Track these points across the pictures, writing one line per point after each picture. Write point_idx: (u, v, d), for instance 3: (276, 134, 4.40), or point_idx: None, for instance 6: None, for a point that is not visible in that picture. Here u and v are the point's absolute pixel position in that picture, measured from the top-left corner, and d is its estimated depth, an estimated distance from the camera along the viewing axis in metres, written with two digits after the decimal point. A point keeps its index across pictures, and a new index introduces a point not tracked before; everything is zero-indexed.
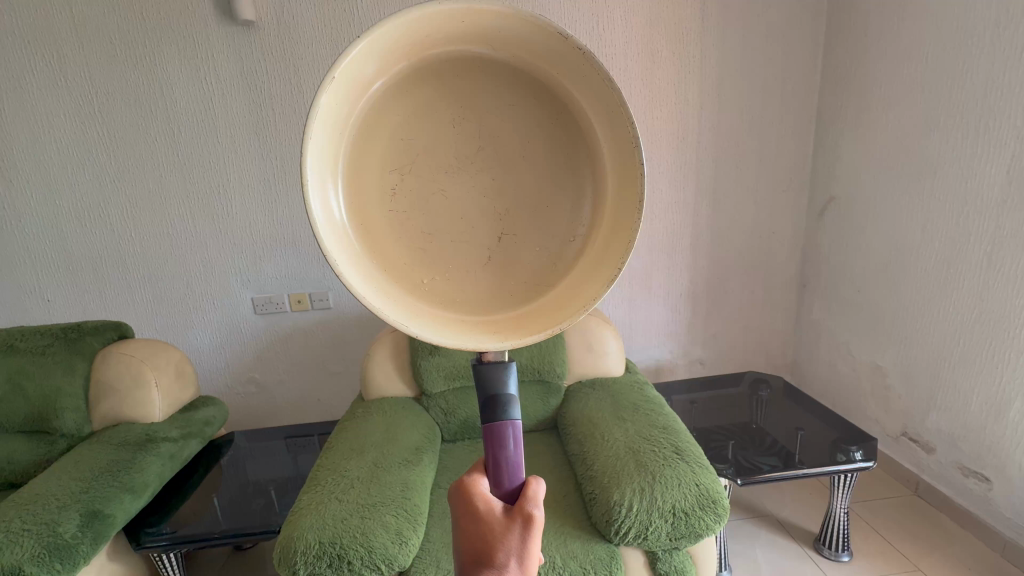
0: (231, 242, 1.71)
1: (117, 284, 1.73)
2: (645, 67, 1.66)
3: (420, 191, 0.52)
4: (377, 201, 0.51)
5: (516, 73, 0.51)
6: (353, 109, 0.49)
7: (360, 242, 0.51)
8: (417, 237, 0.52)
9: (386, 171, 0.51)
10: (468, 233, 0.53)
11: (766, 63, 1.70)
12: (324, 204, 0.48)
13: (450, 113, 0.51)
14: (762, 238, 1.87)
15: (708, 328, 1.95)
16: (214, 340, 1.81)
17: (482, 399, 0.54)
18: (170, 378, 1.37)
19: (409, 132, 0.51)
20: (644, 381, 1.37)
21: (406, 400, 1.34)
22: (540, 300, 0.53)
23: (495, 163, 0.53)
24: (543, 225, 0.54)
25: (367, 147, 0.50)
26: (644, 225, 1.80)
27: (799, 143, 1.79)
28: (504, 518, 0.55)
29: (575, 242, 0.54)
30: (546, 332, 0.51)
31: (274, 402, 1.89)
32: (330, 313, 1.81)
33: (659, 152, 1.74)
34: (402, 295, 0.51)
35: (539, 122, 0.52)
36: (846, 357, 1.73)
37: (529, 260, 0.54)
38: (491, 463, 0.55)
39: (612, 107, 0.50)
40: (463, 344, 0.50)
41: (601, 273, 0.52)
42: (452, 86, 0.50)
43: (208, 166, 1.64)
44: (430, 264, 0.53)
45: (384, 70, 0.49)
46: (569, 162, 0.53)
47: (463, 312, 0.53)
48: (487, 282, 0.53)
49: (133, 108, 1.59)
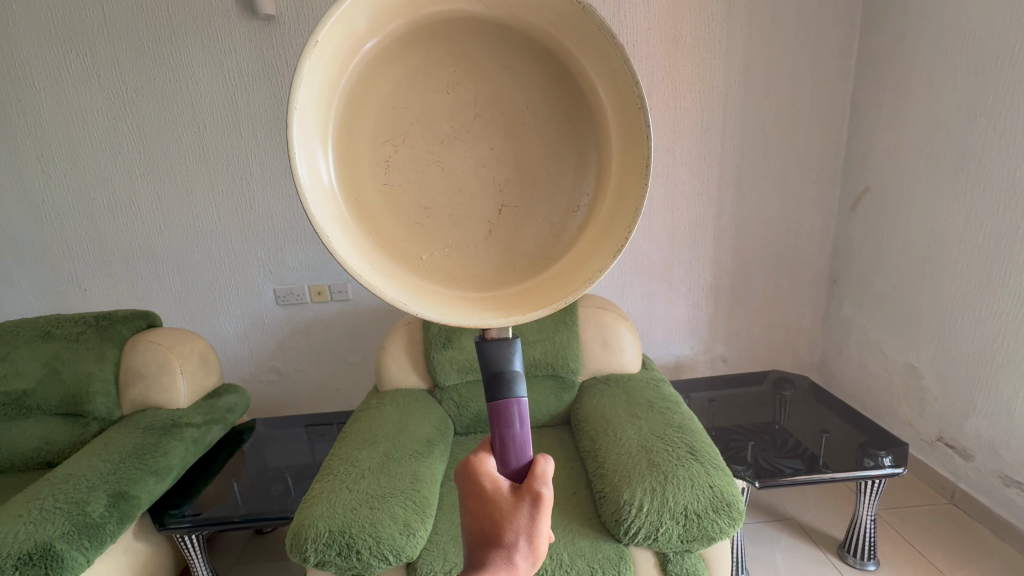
0: (254, 234, 1.75)
1: (147, 275, 1.80)
2: (668, 54, 1.60)
3: (416, 162, 0.51)
4: (371, 174, 0.50)
5: (513, 35, 0.49)
6: (342, 76, 0.48)
7: (355, 217, 0.50)
8: (414, 210, 0.51)
9: (379, 142, 0.50)
10: (467, 206, 0.52)
11: (796, 48, 1.62)
12: (315, 179, 0.47)
13: (445, 78, 0.50)
14: (790, 231, 1.80)
15: (731, 324, 1.89)
16: (238, 330, 1.86)
17: (487, 376, 0.53)
18: (194, 366, 1.42)
19: (402, 101, 0.50)
20: (660, 378, 1.34)
21: (419, 392, 1.34)
22: (544, 273, 0.53)
23: (493, 130, 0.51)
24: (546, 195, 0.52)
25: (359, 117, 0.49)
26: (665, 217, 1.75)
27: (831, 131, 1.70)
28: (511, 497, 0.54)
29: (579, 212, 0.53)
30: (551, 306, 0.50)
31: (295, 391, 1.94)
32: (348, 304, 1.83)
33: (681, 142, 1.68)
34: (400, 272, 0.51)
35: (540, 86, 0.51)
36: (878, 357, 1.65)
37: (530, 233, 0.53)
38: (497, 441, 0.54)
39: (615, 70, 0.49)
40: (465, 321, 0.50)
41: (607, 243, 0.51)
42: (446, 48, 0.49)
43: (231, 159, 1.68)
44: (428, 238, 0.52)
45: (374, 32, 0.48)
46: (572, 129, 0.51)
47: (463, 289, 0.52)
48: (488, 257, 0.53)
49: (159, 103, 1.63)
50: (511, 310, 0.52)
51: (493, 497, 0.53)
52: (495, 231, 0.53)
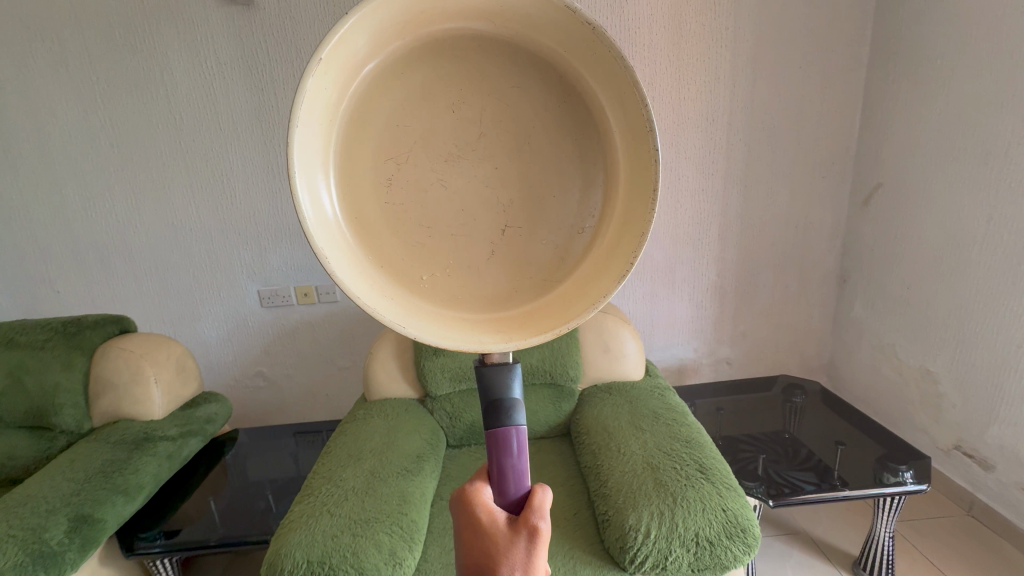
0: (236, 233, 1.67)
1: (123, 276, 1.71)
2: (672, 42, 1.52)
3: (418, 180, 0.50)
4: (371, 194, 0.49)
5: (520, 51, 0.48)
6: (343, 94, 0.47)
7: (355, 238, 0.49)
8: (415, 230, 0.50)
9: (380, 160, 0.49)
10: (470, 227, 0.51)
11: (807, 35, 1.54)
12: (314, 197, 0.46)
13: (449, 95, 0.49)
14: (798, 227, 1.72)
15: (736, 325, 1.82)
16: (221, 333, 1.77)
17: (487, 403, 0.52)
18: (170, 374, 1.34)
19: (404, 118, 0.48)
20: (665, 386, 1.26)
21: (409, 402, 1.26)
22: (548, 298, 0.52)
23: (498, 148, 0.50)
24: (552, 218, 0.51)
25: (361, 134, 0.48)
26: (669, 214, 1.67)
27: (842, 122, 1.62)
28: (508, 531, 0.55)
29: (585, 234, 0.52)
30: (552, 332, 0.49)
31: (283, 397, 1.85)
32: (337, 306, 1.75)
33: (685, 136, 1.60)
34: (400, 296, 0.50)
35: (548, 102, 0.50)
36: (890, 360, 1.58)
37: (535, 255, 0.52)
38: (496, 473, 0.54)
39: (623, 91, 0.48)
40: (464, 346, 0.49)
41: (616, 260, 0.50)
42: (451, 63, 0.48)
43: (211, 154, 1.59)
44: (430, 260, 0.51)
45: (376, 49, 0.47)
46: (579, 147, 0.51)
47: (464, 313, 0.51)
48: (491, 279, 0.52)
49: (133, 94, 1.54)
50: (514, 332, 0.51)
51: (490, 531, 0.55)
52: (499, 252, 0.52)
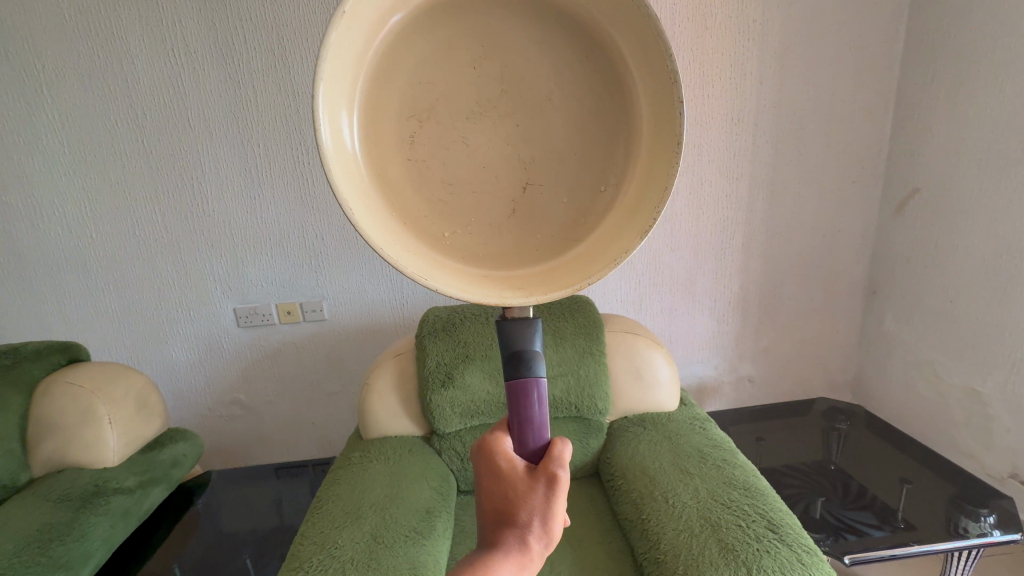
0: (209, 244, 1.47)
1: (75, 295, 1.48)
2: (695, 35, 1.38)
3: (442, 137, 0.61)
4: (397, 149, 0.60)
5: (534, 13, 0.59)
6: (368, 47, 0.57)
7: (375, 190, 0.59)
8: (438, 186, 0.61)
9: (405, 117, 0.60)
10: (492, 183, 0.62)
11: (838, 31, 1.43)
12: (338, 143, 0.56)
13: (469, 57, 0.59)
14: (826, 236, 1.60)
15: (760, 340, 1.69)
16: (191, 358, 1.57)
17: (510, 352, 0.59)
18: (128, 412, 1.14)
19: (426, 77, 0.59)
20: (703, 417, 1.12)
21: (413, 441, 1.09)
22: (569, 255, 0.63)
23: (514, 107, 0.61)
24: (567, 178, 0.62)
25: (387, 91, 0.59)
26: (690, 222, 1.54)
27: (873, 124, 1.51)
28: (527, 478, 0.60)
29: (605, 194, 0.63)
30: (572, 286, 0.59)
31: (263, 427, 1.65)
32: (324, 325, 1.57)
33: (709, 137, 1.47)
34: (425, 247, 0.61)
35: (562, 62, 0.60)
36: (929, 379, 1.47)
37: (553, 211, 0.63)
38: (516, 422, 0.60)
39: (648, 47, 0.58)
40: (487, 299, 0.58)
41: (638, 222, 0.60)
42: (471, 25, 0.59)
43: (179, 155, 1.40)
44: (452, 214, 0.62)
45: (400, 7, 0.56)
46: (591, 107, 0.61)
47: (484, 268, 0.62)
48: (508, 229, 0.63)
49: (86, 85, 1.33)
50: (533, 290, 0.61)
51: (510, 477, 0.60)
52: (517, 207, 0.63)
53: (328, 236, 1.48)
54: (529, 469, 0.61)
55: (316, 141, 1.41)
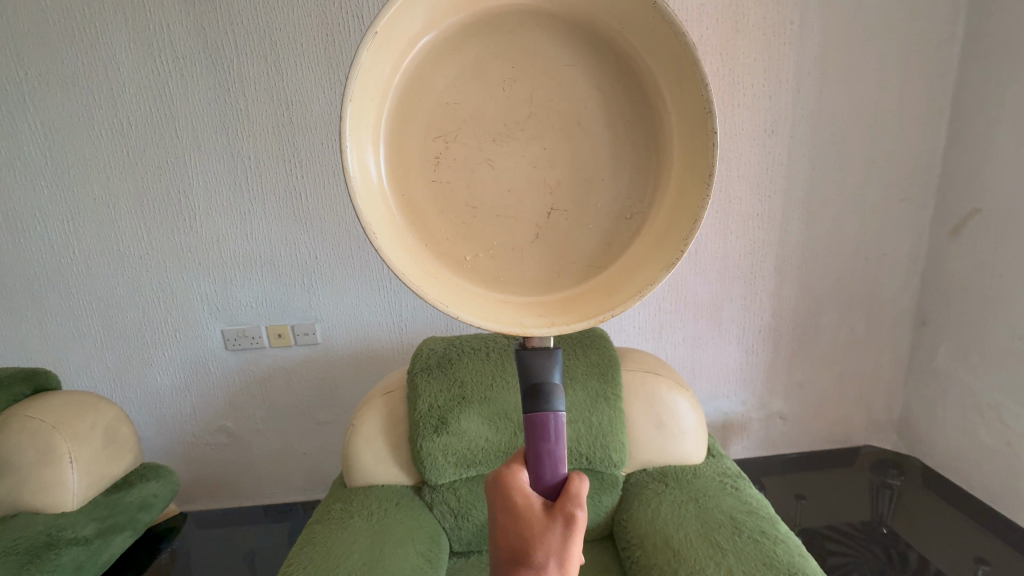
0: (196, 261, 1.38)
1: (56, 313, 1.40)
2: (726, 38, 1.25)
3: (467, 159, 0.56)
4: (421, 169, 0.56)
5: (571, 30, 0.54)
6: (397, 65, 0.53)
7: (402, 213, 0.56)
8: (461, 210, 0.57)
9: (431, 137, 0.55)
10: (517, 207, 0.57)
11: (887, 33, 1.28)
12: (364, 166, 0.53)
13: (501, 75, 0.55)
14: (869, 260, 1.44)
15: (793, 374, 1.53)
16: (177, 382, 1.47)
17: (526, 387, 0.53)
18: (94, 449, 1.04)
19: (455, 97, 0.55)
20: (735, 472, 0.97)
21: (401, 493, 0.96)
22: (592, 283, 0.58)
23: (546, 129, 0.56)
24: (597, 203, 0.57)
25: (415, 110, 0.55)
26: (718, 243, 1.39)
27: (924, 137, 1.36)
28: (544, 517, 0.54)
29: (631, 220, 0.58)
30: (593, 317, 0.54)
31: (250, 456, 1.55)
32: (317, 349, 1.46)
33: (739, 150, 1.33)
34: (445, 271, 0.56)
35: (598, 84, 0.56)
36: (991, 424, 1.29)
37: (580, 239, 0.58)
38: (531, 457, 0.55)
39: (683, 70, 0.53)
40: (506, 327, 0.53)
41: (665, 252, 0.54)
42: (505, 43, 0.54)
43: (166, 167, 1.31)
44: (474, 239, 0.57)
45: (432, 26, 0.53)
46: (624, 130, 0.56)
47: (505, 294, 0.57)
48: (534, 257, 0.58)
49: (70, 93, 1.26)
50: (555, 318, 0.56)
51: (525, 514, 0.54)
52: (542, 234, 0.57)
53: (322, 254, 1.38)
54: (546, 507, 0.55)
55: (310, 154, 1.31)
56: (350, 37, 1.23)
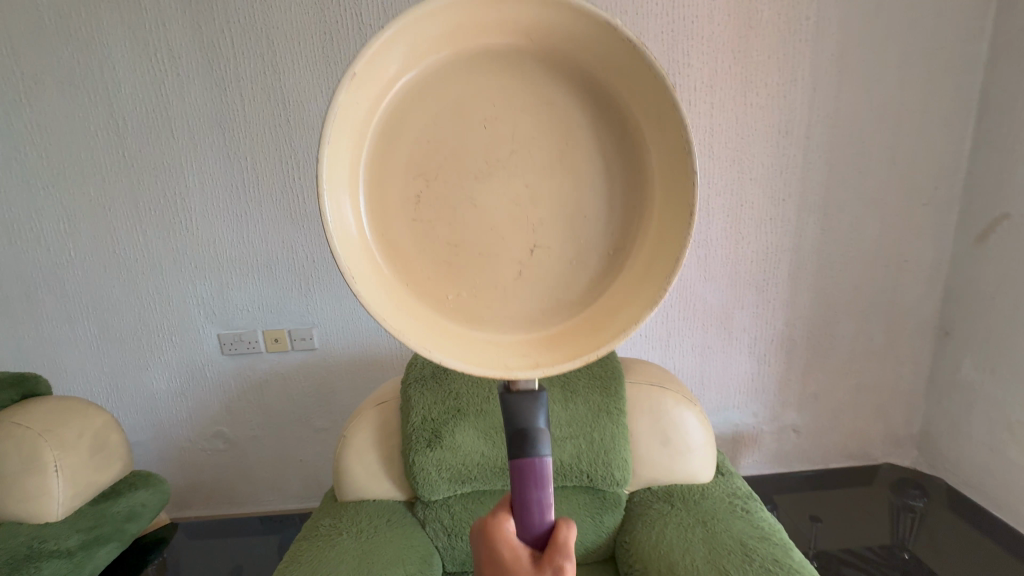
0: (192, 264, 1.36)
1: (53, 315, 1.39)
2: (738, 34, 1.20)
3: (448, 197, 0.55)
4: (401, 209, 0.55)
5: (551, 68, 0.53)
6: (376, 106, 0.53)
7: (382, 253, 0.56)
8: (443, 249, 0.56)
9: (411, 176, 0.55)
10: (499, 245, 0.56)
11: (910, 29, 1.22)
12: (339, 208, 0.52)
13: (480, 113, 0.54)
14: (889, 267, 1.37)
15: (808, 385, 1.46)
16: (173, 386, 1.45)
17: (509, 436, 0.53)
18: (81, 457, 1.01)
19: (434, 135, 0.54)
20: (745, 493, 0.92)
21: (393, 510, 0.92)
22: (574, 321, 0.57)
23: (527, 166, 0.56)
24: (579, 239, 0.57)
25: (394, 150, 0.54)
26: (728, 249, 1.34)
27: (949, 138, 1.29)
28: (532, 568, 0.54)
29: (614, 257, 0.57)
30: (580, 359, 0.53)
31: (247, 462, 1.52)
32: (314, 355, 1.42)
33: (751, 152, 1.27)
34: (427, 311, 0.56)
35: (579, 121, 0.55)
36: (1020, 442, 1.22)
37: (563, 276, 0.57)
38: (518, 507, 0.56)
39: (664, 109, 0.52)
40: (488, 372, 0.52)
41: (647, 291, 0.54)
42: (483, 81, 0.54)
43: (162, 168, 1.29)
44: (456, 277, 0.56)
45: (409, 67, 0.52)
46: (606, 166, 0.56)
47: (488, 333, 0.57)
48: (517, 296, 0.57)
49: (66, 92, 1.24)
50: (538, 358, 0.56)
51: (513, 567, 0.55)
52: (525, 271, 0.57)
53: (320, 258, 1.35)
54: (533, 558, 0.56)
55: (308, 154, 1.28)
56: (348, 34, 1.20)
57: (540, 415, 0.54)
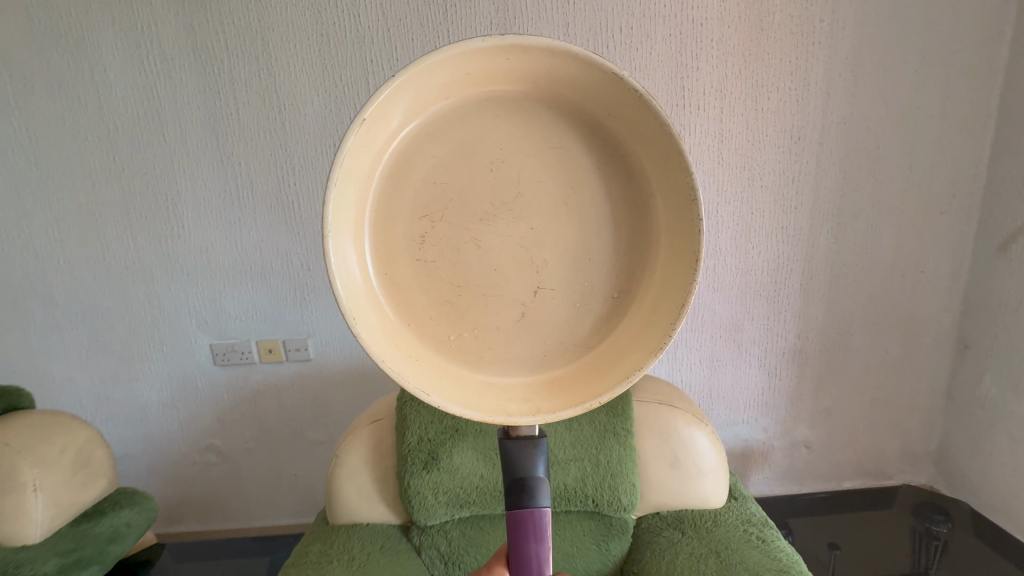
0: (184, 272, 1.32)
1: (41, 324, 1.35)
2: (749, 37, 1.16)
3: (452, 239, 0.55)
4: (406, 249, 0.55)
5: (559, 114, 0.54)
6: (386, 149, 0.54)
7: (385, 292, 0.56)
8: (446, 289, 0.55)
9: (416, 218, 0.55)
10: (502, 287, 0.56)
11: (927, 32, 1.17)
12: (343, 249, 0.52)
13: (487, 157, 0.54)
14: (905, 278, 1.32)
15: (820, 400, 1.41)
16: (164, 397, 1.41)
17: (510, 483, 0.53)
18: (62, 475, 0.97)
19: (441, 178, 0.54)
20: (761, 520, 0.87)
21: (387, 535, 0.87)
22: (577, 363, 0.57)
23: (532, 209, 0.55)
24: (582, 280, 0.56)
25: (401, 192, 0.54)
26: (738, 259, 1.29)
27: (968, 144, 1.24)
28: None
29: (617, 299, 0.57)
30: (582, 405, 0.54)
31: (239, 476, 1.47)
32: (309, 366, 1.38)
33: (762, 158, 1.23)
34: (429, 350, 0.56)
35: (584, 166, 0.55)
36: None
37: (566, 319, 0.57)
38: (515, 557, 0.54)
39: (669, 157, 0.52)
40: (488, 417, 0.52)
41: (653, 336, 0.54)
42: (491, 125, 0.54)
43: (154, 174, 1.25)
44: (459, 317, 0.56)
45: (419, 113, 0.53)
46: (611, 211, 0.56)
47: (490, 373, 0.57)
48: (520, 336, 0.56)
49: (56, 95, 1.20)
50: (540, 404, 0.56)
51: None
52: (529, 313, 0.56)
53: (316, 266, 1.30)
54: None
55: (303, 159, 1.24)
56: (345, 35, 1.16)
57: (539, 463, 0.54)
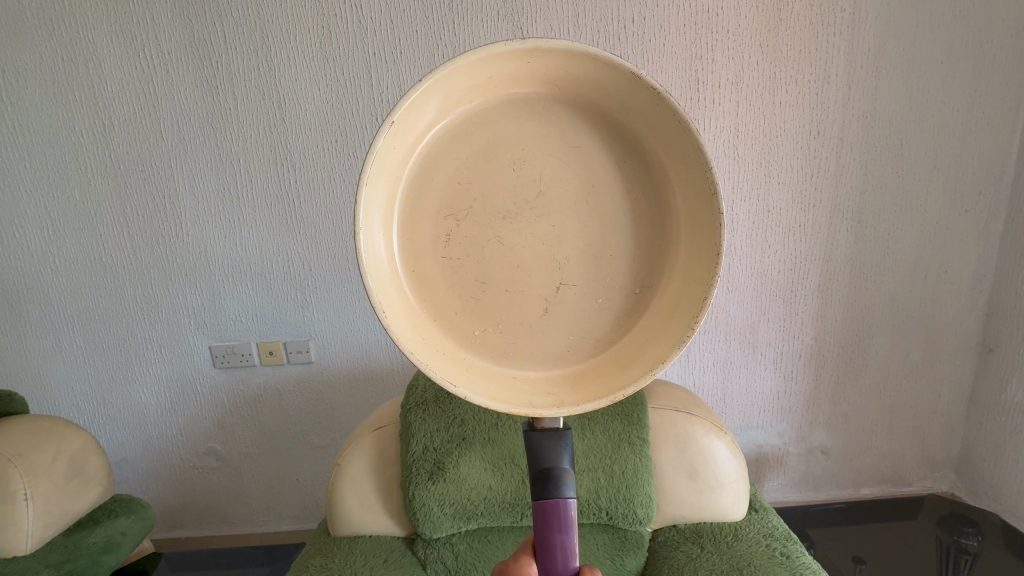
0: (183, 272, 1.28)
1: (36, 326, 1.31)
2: (767, 28, 1.11)
3: (476, 237, 0.51)
4: (431, 245, 0.52)
5: (582, 113, 0.50)
6: (412, 149, 0.50)
7: (411, 288, 0.52)
8: (470, 283, 0.52)
9: (441, 216, 0.51)
10: (524, 283, 0.52)
11: (954, 21, 1.12)
12: (371, 246, 0.49)
13: (510, 156, 0.50)
14: (927, 278, 1.28)
15: (838, 404, 1.36)
16: (163, 401, 1.37)
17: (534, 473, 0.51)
18: (54, 483, 0.93)
19: (466, 176, 0.51)
20: (784, 534, 0.82)
21: (390, 548, 0.84)
22: (598, 359, 0.53)
23: (555, 206, 0.51)
24: (606, 276, 0.52)
25: (426, 191, 0.51)
26: (754, 259, 1.24)
27: (995, 140, 1.19)
28: None
29: (640, 295, 0.52)
30: (606, 398, 0.49)
31: (240, 481, 1.44)
32: (311, 369, 1.34)
33: (780, 154, 1.18)
34: (454, 348, 0.52)
35: (605, 164, 0.51)
36: None
37: (591, 317, 0.53)
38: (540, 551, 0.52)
39: (687, 152, 0.48)
40: (516, 409, 0.49)
41: (674, 327, 0.50)
42: (514, 125, 0.50)
43: (151, 171, 1.22)
44: (484, 312, 0.52)
45: (444, 114, 0.49)
46: (633, 208, 0.51)
47: (514, 369, 0.53)
48: (545, 335, 0.53)
49: (49, 90, 1.17)
50: (565, 396, 0.52)
51: None
52: (552, 309, 0.52)
53: (318, 267, 1.27)
54: None
55: (304, 157, 1.20)
56: (347, 27, 1.12)
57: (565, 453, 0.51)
